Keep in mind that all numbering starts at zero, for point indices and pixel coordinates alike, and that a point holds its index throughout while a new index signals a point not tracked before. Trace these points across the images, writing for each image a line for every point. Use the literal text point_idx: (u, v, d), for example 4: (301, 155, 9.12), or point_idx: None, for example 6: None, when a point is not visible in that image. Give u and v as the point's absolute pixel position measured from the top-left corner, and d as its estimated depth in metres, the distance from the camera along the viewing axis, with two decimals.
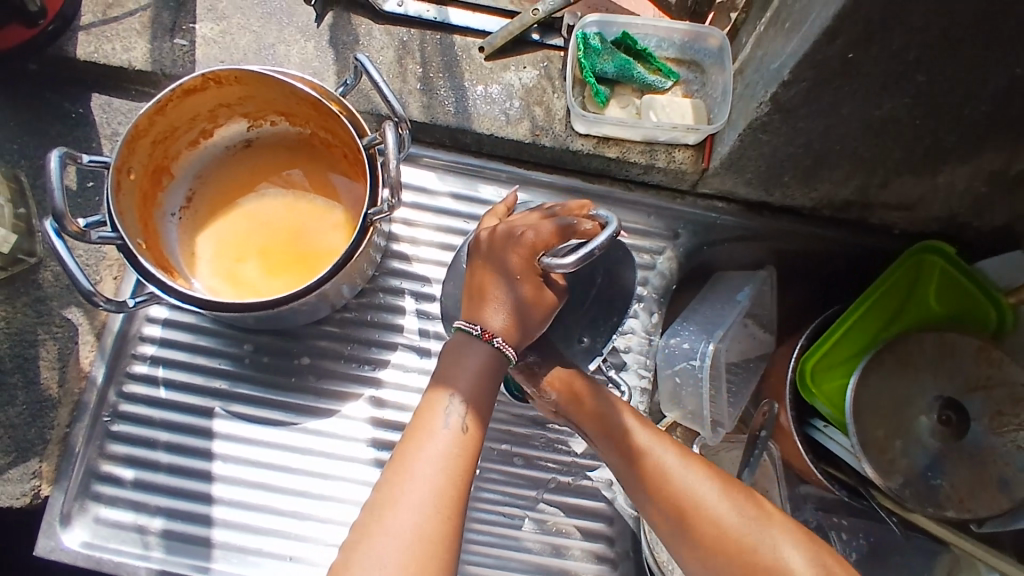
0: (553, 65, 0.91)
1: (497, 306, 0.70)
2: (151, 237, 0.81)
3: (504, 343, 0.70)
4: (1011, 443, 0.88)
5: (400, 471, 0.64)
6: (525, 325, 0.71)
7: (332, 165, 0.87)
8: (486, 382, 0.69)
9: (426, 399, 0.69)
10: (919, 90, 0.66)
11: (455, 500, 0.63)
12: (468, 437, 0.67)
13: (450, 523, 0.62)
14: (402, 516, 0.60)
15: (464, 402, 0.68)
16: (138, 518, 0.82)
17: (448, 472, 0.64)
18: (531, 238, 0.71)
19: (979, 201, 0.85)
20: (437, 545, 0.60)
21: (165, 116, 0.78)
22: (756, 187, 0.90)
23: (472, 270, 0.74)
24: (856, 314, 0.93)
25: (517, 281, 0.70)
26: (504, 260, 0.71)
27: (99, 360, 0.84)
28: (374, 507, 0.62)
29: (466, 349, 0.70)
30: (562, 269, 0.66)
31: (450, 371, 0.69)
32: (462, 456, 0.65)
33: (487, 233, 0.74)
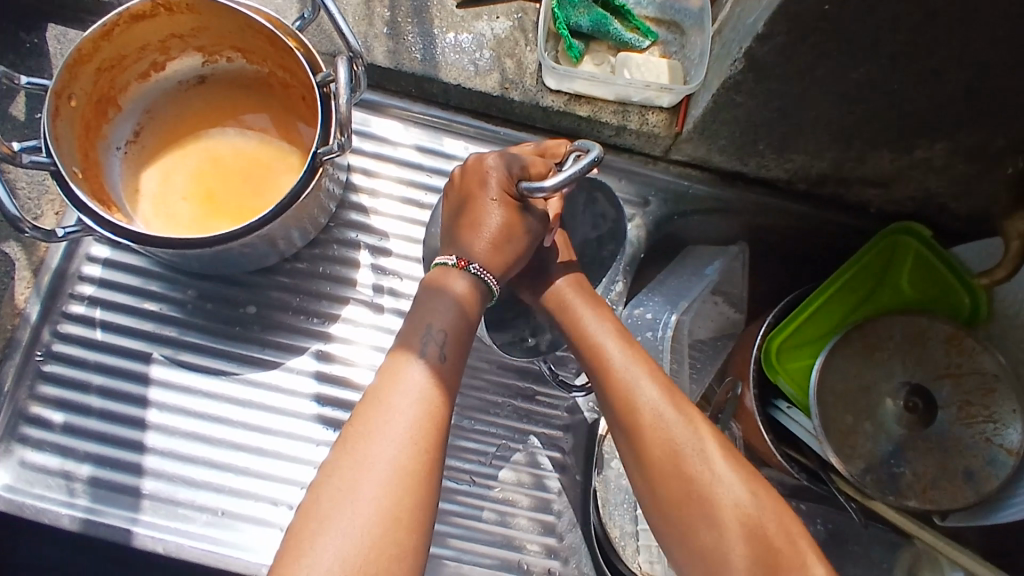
0: (527, 17, 0.88)
1: (474, 233, 0.66)
2: (91, 170, 0.78)
3: (482, 270, 0.66)
4: (977, 435, 0.85)
5: (378, 402, 0.58)
6: (503, 252, 0.67)
7: (288, 106, 0.84)
8: (468, 313, 0.65)
9: (403, 334, 0.64)
10: (899, 49, 0.63)
11: (437, 430, 0.58)
12: (448, 369, 0.62)
13: (434, 450, 0.57)
14: (385, 444, 0.55)
15: (443, 335, 0.63)
16: (65, 464, 0.78)
17: (430, 402, 0.59)
18: (511, 164, 0.68)
19: (959, 180, 0.82)
20: (421, 472, 0.55)
21: (111, 41, 0.74)
22: (730, 155, 0.87)
23: (448, 206, 0.71)
24: (825, 294, 0.90)
25: (497, 206, 0.67)
26: (481, 189, 0.68)
27: (34, 298, 0.81)
28: (352, 437, 0.57)
29: (443, 286, 0.65)
30: (543, 191, 0.62)
31: (428, 304, 0.64)
32: (442, 386, 0.60)
33: (464, 167, 0.71)
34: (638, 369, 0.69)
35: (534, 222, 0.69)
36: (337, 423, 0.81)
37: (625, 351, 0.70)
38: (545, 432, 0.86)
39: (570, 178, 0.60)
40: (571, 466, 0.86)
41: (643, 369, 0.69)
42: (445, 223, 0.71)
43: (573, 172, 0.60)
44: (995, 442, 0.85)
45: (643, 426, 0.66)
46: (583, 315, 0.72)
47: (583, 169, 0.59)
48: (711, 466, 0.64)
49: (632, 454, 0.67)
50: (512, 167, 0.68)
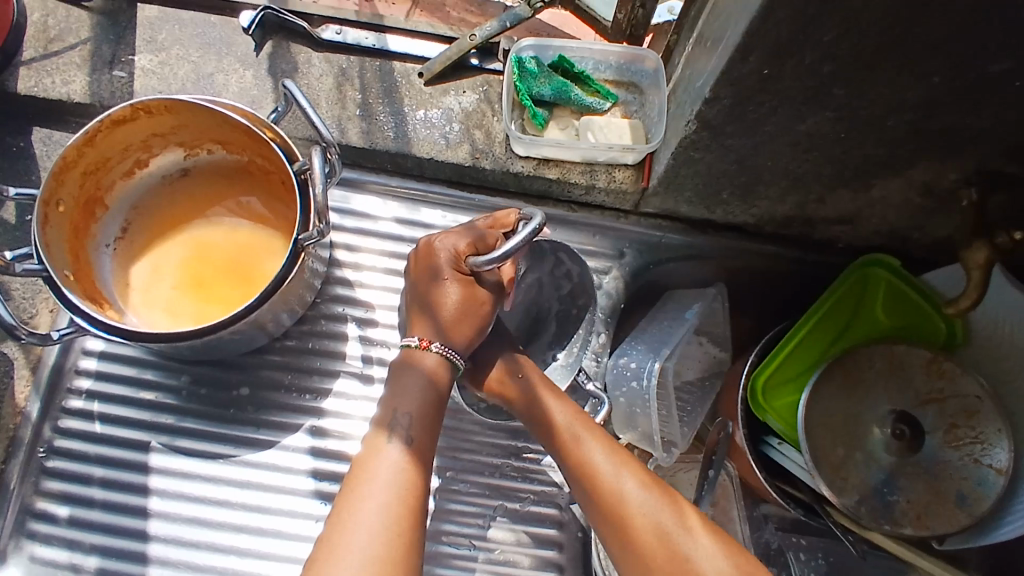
0: (492, 89, 0.92)
1: (431, 314, 0.71)
2: (82, 269, 0.80)
3: (444, 347, 0.70)
4: (966, 457, 0.87)
5: (353, 491, 0.61)
6: (462, 326, 0.71)
7: (268, 192, 0.87)
8: (438, 389, 0.70)
9: (375, 423, 0.68)
10: (839, 102, 0.66)
11: (417, 498, 0.62)
12: (423, 443, 0.67)
13: (415, 517, 0.61)
14: (358, 532, 0.58)
15: (414, 409, 0.68)
16: (72, 557, 0.79)
17: (408, 472, 0.63)
18: (459, 243, 0.72)
19: (917, 213, 0.85)
20: (404, 537, 0.59)
21: (95, 146, 0.78)
22: (697, 205, 0.90)
23: (408, 287, 0.75)
24: (803, 330, 0.93)
25: (450, 285, 0.71)
26: (433, 269, 0.72)
27: (34, 396, 0.83)
28: (337, 512, 0.60)
29: (410, 366, 0.70)
30: (489, 265, 0.67)
31: (395, 393, 0.69)
32: (417, 458, 0.65)
33: (418, 249, 0.75)
34: (607, 453, 0.70)
35: (489, 292, 0.73)
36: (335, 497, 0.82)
37: (602, 444, 0.71)
38: (540, 489, 0.88)
39: (512, 249, 0.65)
40: (569, 521, 0.87)
41: (611, 454, 0.70)
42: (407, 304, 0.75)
43: (516, 242, 0.64)
44: (984, 463, 0.85)
45: (623, 521, 0.66)
46: (545, 400, 0.74)
47: (523, 239, 0.64)
48: (689, 548, 0.64)
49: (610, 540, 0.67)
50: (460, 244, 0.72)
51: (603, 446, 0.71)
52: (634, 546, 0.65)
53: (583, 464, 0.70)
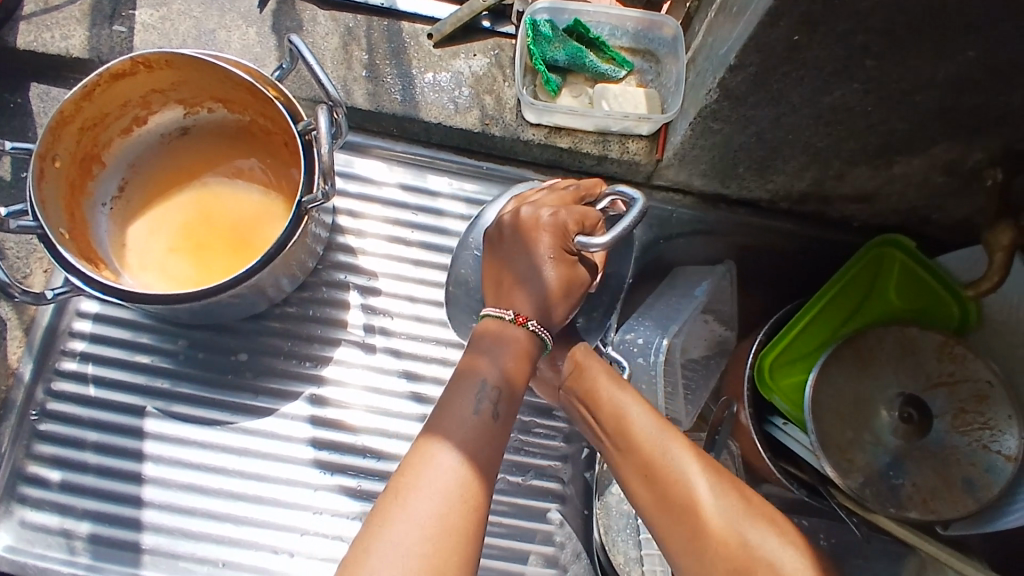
0: (503, 53, 0.89)
1: (527, 287, 0.65)
2: (78, 228, 0.78)
3: (539, 326, 0.65)
4: (974, 442, 0.86)
5: (425, 453, 0.57)
6: (559, 304, 0.66)
7: (271, 154, 0.84)
8: (517, 372, 0.63)
9: (456, 381, 0.62)
10: (869, 74, 0.64)
11: (480, 499, 0.55)
12: (496, 430, 0.60)
13: (476, 517, 0.54)
14: (426, 497, 0.53)
15: (501, 379, 0.62)
16: (64, 522, 0.78)
17: (473, 468, 0.56)
18: (564, 218, 0.67)
19: (938, 193, 0.83)
20: (473, 516, 0.54)
21: (93, 101, 0.75)
22: (712, 178, 0.87)
23: (493, 257, 0.68)
24: (814, 310, 0.91)
25: (552, 260, 0.65)
26: (535, 240, 0.66)
27: (27, 357, 0.81)
28: (405, 473, 0.56)
29: (498, 335, 0.64)
30: (596, 247, 0.62)
31: (482, 355, 0.63)
32: (485, 450, 0.58)
33: (514, 215, 0.68)
34: (662, 436, 0.68)
35: (586, 273, 0.68)
36: (335, 466, 0.81)
37: (660, 425, 0.68)
38: (543, 463, 0.86)
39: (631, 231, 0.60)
40: (570, 496, 0.86)
41: (670, 438, 0.67)
42: (489, 272, 0.68)
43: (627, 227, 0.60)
44: (993, 449, 0.85)
45: (686, 502, 0.63)
46: (601, 383, 0.72)
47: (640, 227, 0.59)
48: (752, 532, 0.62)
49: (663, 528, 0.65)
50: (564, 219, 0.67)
51: (652, 421, 0.69)
52: (678, 525, 0.63)
53: (630, 442, 0.68)
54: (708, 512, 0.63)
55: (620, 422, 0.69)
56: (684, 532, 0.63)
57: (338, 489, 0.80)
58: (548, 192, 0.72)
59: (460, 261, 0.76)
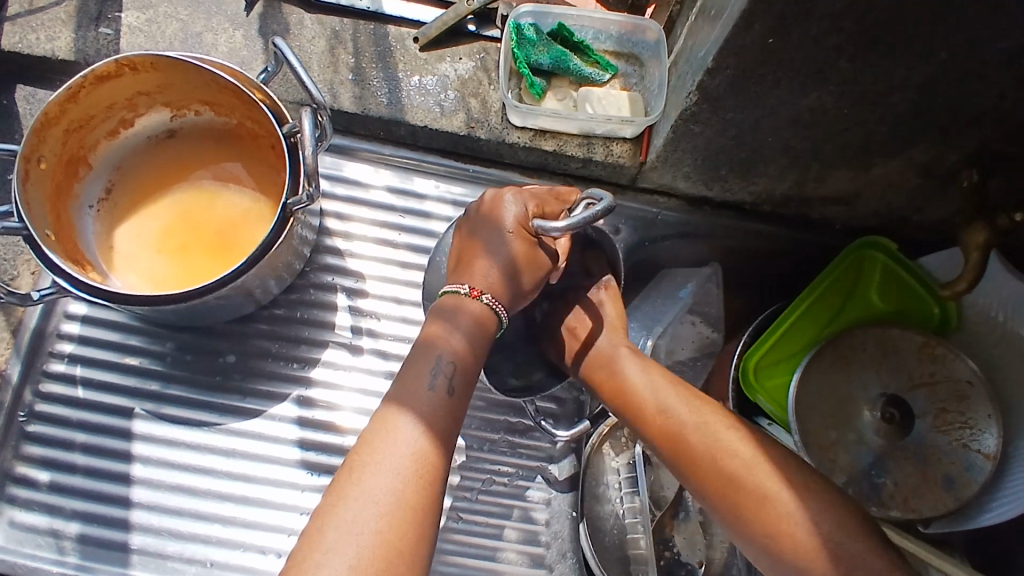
0: (489, 57, 0.90)
1: (484, 261, 0.68)
2: (64, 230, 0.78)
3: (494, 300, 0.68)
4: (955, 441, 0.86)
5: (384, 428, 0.58)
6: (513, 283, 0.69)
7: (257, 157, 0.85)
8: (476, 349, 0.66)
9: (413, 358, 0.64)
10: (844, 76, 0.65)
11: (437, 469, 0.57)
12: (454, 401, 0.62)
13: (433, 484, 0.56)
14: (386, 469, 0.55)
15: (456, 354, 0.64)
16: (52, 522, 0.78)
17: (430, 438, 0.58)
18: (528, 200, 0.71)
19: (917, 195, 0.84)
20: (429, 485, 0.56)
21: (78, 103, 0.75)
22: (696, 181, 0.88)
23: (460, 234, 0.72)
24: (796, 311, 0.92)
25: (510, 237, 0.69)
26: (495, 221, 0.70)
27: (15, 358, 0.81)
28: (365, 446, 0.57)
29: (458, 311, 0.67)
30: (554, 230, 0.61)
31: (439, 333, 0.65)
32: (440, 421, 0.60)
33: (480, 201, 0.72)
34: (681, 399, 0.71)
35: (545, 258, 0.71)
36: (321, 467, 0.82)
37: (678, 394, 0.71)
38: (530, 464, 0.87)
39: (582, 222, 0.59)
40: (556, 496, 0.87)
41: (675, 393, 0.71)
42: (456, 252, 0.72)
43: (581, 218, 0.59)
44: (973, 447, 0.85)
45: (704, 458, 0.66)
46: (622, 364, 0.74)
47: (589, 218, 0.58)
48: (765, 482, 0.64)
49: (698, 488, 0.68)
50: (528, 200, 0.71)
51: (684, 398, 0.71)
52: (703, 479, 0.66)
53: (638, 415, 0.71)
54: (753, 473, 0.64)
55: (628, 404, 0.72)
56: (725, 491, 0.65)
57: (325, 490, 0.81)
58: (522, 185, 0.75)
59: (436, 255, 0.77)
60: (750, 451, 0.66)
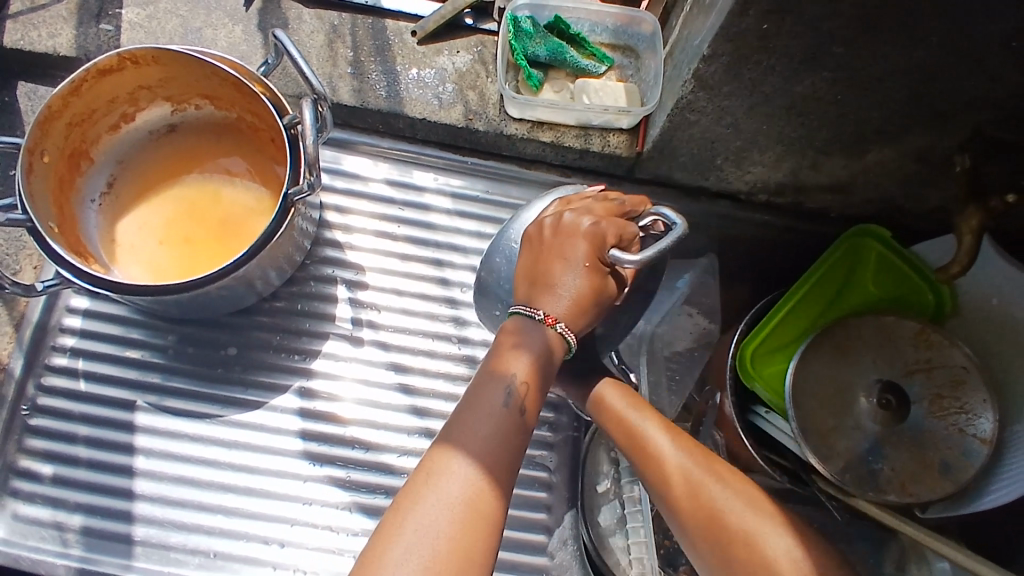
0: (486, 50, 0.91)
1: (558, 290, 0.65)
2: (67, 223, 0.79)
3: (567, 330, 0.65)
4: (951, 427, 0.87)
5: (454, 441, 0.58)
6: (585, 315, 0.66)
7: (258, 150, 0.86)
8: (547, 373, 0.64)
9: (484, 372, 0.63)
10: (837, 62, 0.66)
11: (502, 489, 0.57)
12: (523, 425, 0.61)
13: (500, 504, 0.56)
14: (456, 481, 0.55)
15: (528, 375, 0.62)
16: (56, 515, 0.78)
17: (500, 459, 0.58)
18: (603, 230, 0.67)
19: (911, 182, 0.85)
20: (497, 502, 0.56)
21: (80, 97, 0.76)
22: (692, 171, 0.89)
23: (529, 256, 0.68)
24: (793, 300, 0.93)
25: (585, 268, 0.65)
26: (571, 248, 0.66)
27: (17, 353, 0.82)
28: (435, 457, 0.57)
29: (530, 334, 0.64)
30: (629, 264, 0.62)
31: (511, 350, 0.64)
32: (512, 443, 0.59)
33: (555, 224, 0.68)
34: (661, 430, 0.72)
35: (616, 286, 0.68)
36: (323, 457, 0.82)
37: (660, 425, 0.72)
38: (532, 452, 0.88)
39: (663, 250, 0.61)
40: (557, 483, 0.87)
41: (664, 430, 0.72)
42: (522, 272, 0.68)
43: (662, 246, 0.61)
44: (969, 432, 0.87)
45: (688, 493, 0.67)
46: (610, 395, 0.75)
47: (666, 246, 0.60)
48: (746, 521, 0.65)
49: (673, 516, 0.68)
50: (603, 229, 0.67)
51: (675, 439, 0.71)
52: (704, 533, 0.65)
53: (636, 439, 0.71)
54: (733, 514, 0.65)
55: (623, 426, 0.73)
56: (711, 533, 0.65)
57: (327, 480, 0.81)
58: (592, 202, 0.71)
59: (494, 257, 0.74)
60: (714, 487, 0.67)
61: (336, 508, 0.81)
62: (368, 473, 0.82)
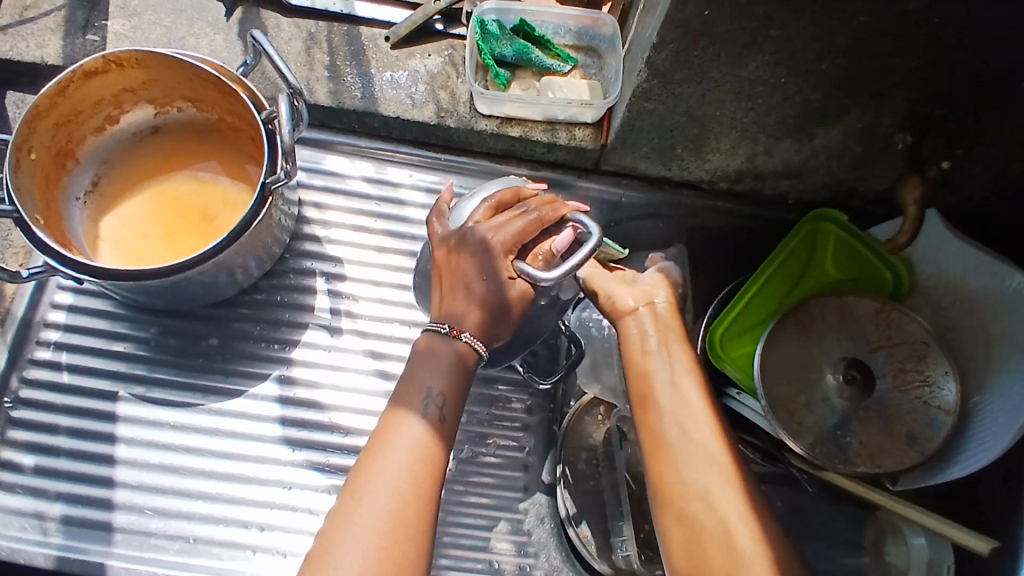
0: (456, 53, 0.96)
1: (463, 306, 0.70)
2: (53, 217, 0.82)
3: (474, 338, 0.70)
4: (915, 400, 0.90)
5: (376, 457, 0.64)
6: (493, 325, 0.71)
7: (238, 150, 0.89)
8: (461, 377, 0.70)
9: (401, 388, 0.69)
10: (776, 45, 0.71)
11: (431, 473, 0.64)
12: (445, 417, 0.68)
13: (425, 507, 0.63)
14: (381, 493, 0.62)
15: (443, 388, 0.69)
16: (36, 504, 0.79)
17: (423, 463, 0.64)
18: (499, 243, 0.70)
19: (860, 164, 0.89)
20: (422, 505, 0.62)
21: (67, 97, 0.80)
22: (654, 161, 0.94)
23: (442, 272, 0.73)
24: (756, 285, 0.97)
25: (487, 282, 0.70)
26: (478, 264, 0.70)
27: (1, 347, 0.83)
28: (360, 472, 0.64)
29: (439, 349, 0.70)
30: (545, 280, 0.67)
31: (423, 367, 0.70)
32: (437, 430, 0.67)
33: (461, 240, 0.72)
34: (662, 350, 0.75)
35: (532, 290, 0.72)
36: (302, 442, 0.84)
37: (688, 368, 0.74)
38: (508, 434, 0.90)
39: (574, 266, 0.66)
40: (533, 464, 0.89)
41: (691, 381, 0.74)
42: (439, 285, 0.73)
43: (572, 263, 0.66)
44: (933, 404, 0.89)
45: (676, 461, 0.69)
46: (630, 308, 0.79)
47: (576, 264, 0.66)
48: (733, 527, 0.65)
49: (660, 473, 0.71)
50: (506, 241, 0.70)
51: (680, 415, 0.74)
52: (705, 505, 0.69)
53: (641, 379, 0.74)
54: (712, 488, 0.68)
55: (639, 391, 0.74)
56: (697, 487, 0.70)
57: (306, 464, 0.83)
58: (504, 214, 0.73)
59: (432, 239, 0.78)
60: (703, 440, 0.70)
61: (316, 491, 0.82)
62: (347, 458, 0.84)
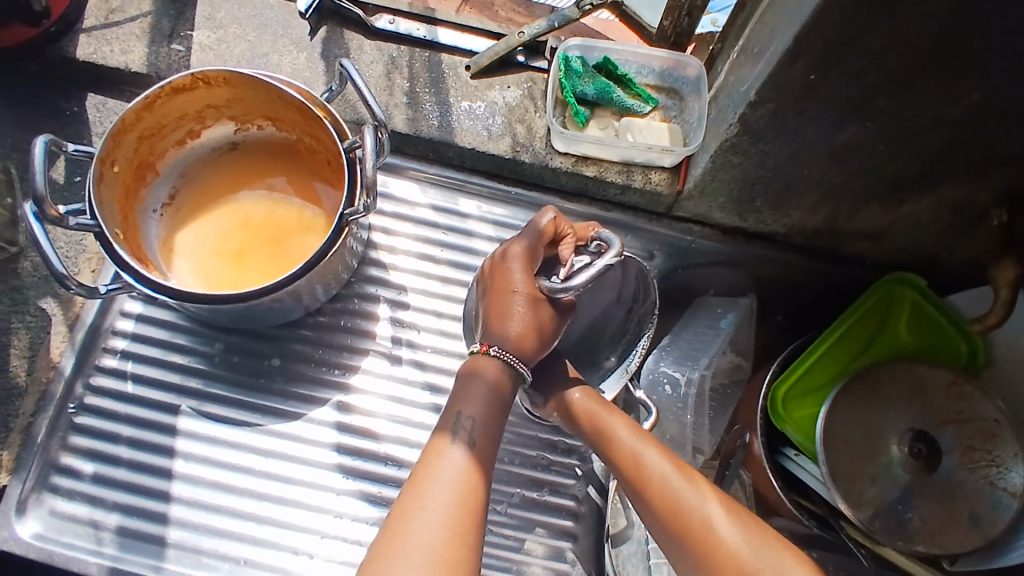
0: (536, 86, 0.95)
1: (499, 318, 0.70)
2: (130, 229, 0.83)
3: (505, 351, 0.70)
4: (982, 480, 0.87)
5: (417, 486, 0.61)
6: (533, 344, 0.70)
7: (314, 172, 0.89)
8: (530, 322, 0.70)
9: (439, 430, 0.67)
10: (880, 116, 0.68)
11: (477, 497, 0.61)
12: (482, 455, 0.65)
13: (467, 546, 0.58)
14: (421, 529, 0.57)
15: (477, 414, 0.67)
16: (93, 513, 0.80)
17: (466, 492, 0.61)
18: (519, 266, 0.72)
19: (947, 233, 0.86)
20: (465, 540, 0.58)
21: (153, 112, 0.80)
22: (730, 212, 0.92)
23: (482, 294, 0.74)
24: (823, 346, 0.93)
25: (517, 293, 0.70)
26: (508, 273, 0.72)
27: (68, 352, 0.84)
28: (401, 507, 0.60)
29: (495, 323, 0.70)
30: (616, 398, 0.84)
31: (460, 397, 0.68)
32: (484, 450, 0.66)
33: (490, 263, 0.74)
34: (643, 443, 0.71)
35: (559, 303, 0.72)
36: (356, 471, 0.84)
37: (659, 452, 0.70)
38: (560, 481, 0.89)
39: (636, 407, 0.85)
40: (584, 514, 0.88)
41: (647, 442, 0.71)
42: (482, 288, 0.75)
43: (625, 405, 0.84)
44: (1000, 485, 0.86)
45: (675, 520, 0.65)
46: (613, 427, 0.73)
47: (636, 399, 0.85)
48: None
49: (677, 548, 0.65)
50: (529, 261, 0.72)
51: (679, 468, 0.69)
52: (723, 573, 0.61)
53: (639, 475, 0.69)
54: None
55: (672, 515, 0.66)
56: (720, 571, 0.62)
57: (358, 494, 0.83)
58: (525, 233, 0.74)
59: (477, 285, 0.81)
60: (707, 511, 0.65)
61: (365, 523, 0.82)
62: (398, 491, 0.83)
